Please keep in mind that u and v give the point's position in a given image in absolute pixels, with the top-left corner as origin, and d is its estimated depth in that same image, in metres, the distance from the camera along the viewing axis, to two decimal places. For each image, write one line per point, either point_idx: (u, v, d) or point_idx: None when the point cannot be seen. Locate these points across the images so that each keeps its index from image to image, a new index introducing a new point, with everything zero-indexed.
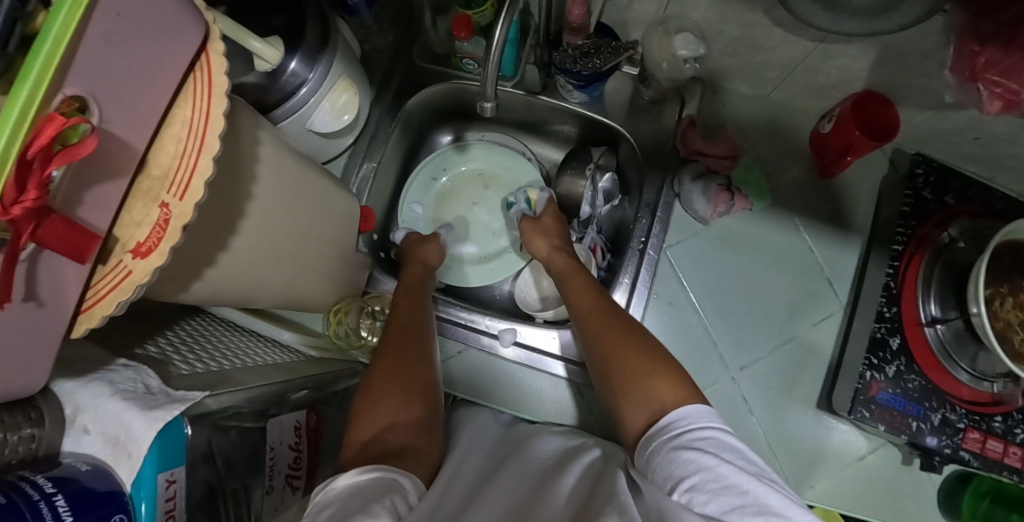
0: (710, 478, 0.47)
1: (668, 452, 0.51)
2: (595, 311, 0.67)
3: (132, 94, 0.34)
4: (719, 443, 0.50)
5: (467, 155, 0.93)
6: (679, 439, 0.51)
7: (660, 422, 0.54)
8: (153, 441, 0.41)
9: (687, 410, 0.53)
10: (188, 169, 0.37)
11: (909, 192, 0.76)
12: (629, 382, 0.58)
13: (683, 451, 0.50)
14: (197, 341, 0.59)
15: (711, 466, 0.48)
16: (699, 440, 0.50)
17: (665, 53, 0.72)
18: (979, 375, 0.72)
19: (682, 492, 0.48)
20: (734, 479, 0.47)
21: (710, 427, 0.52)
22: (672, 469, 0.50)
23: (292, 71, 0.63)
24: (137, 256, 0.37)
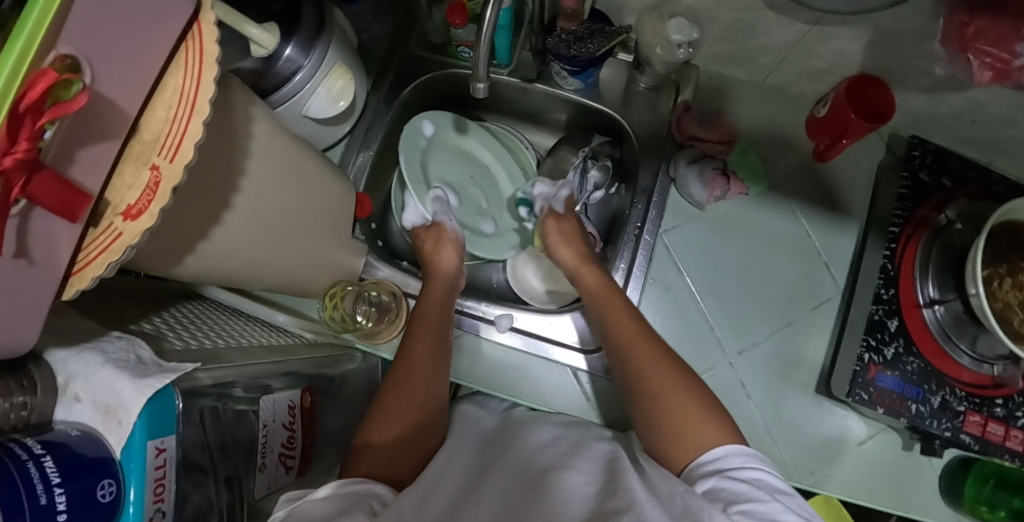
0: (761, 508, 0.48)
1: (719, 479, 0.51)
2: (632, 334, 0.66)
3: (124, 59, 0.35)
4: (771, 483, 0.51)
5: (484, 140, 0.89)
6: (732, 472, 0.52)
7: (707, 454, 0.54)
8: (142, 408, 0.41)
9: (739, 447, 0.54)
10: (178, 133, 0.38)
11: (905, 172, 0.77)
12: (664, 394, 0.59)
13: (736, 480, 0.50)
14: (192, 321, 0.59)
15: (764, 499, 0.48)
16: (753, 477, 0.51)
17: (659, 38, 0.73)
18: (980, 358, 0.72)
19: (736, 513, 0.47)
20: (783, 517, 0.48)
21: (759, 467, 0.52)
22: (724, 492, 0.49)
23: (287, 57, 0.64)
24: (128, 218, 0.37)
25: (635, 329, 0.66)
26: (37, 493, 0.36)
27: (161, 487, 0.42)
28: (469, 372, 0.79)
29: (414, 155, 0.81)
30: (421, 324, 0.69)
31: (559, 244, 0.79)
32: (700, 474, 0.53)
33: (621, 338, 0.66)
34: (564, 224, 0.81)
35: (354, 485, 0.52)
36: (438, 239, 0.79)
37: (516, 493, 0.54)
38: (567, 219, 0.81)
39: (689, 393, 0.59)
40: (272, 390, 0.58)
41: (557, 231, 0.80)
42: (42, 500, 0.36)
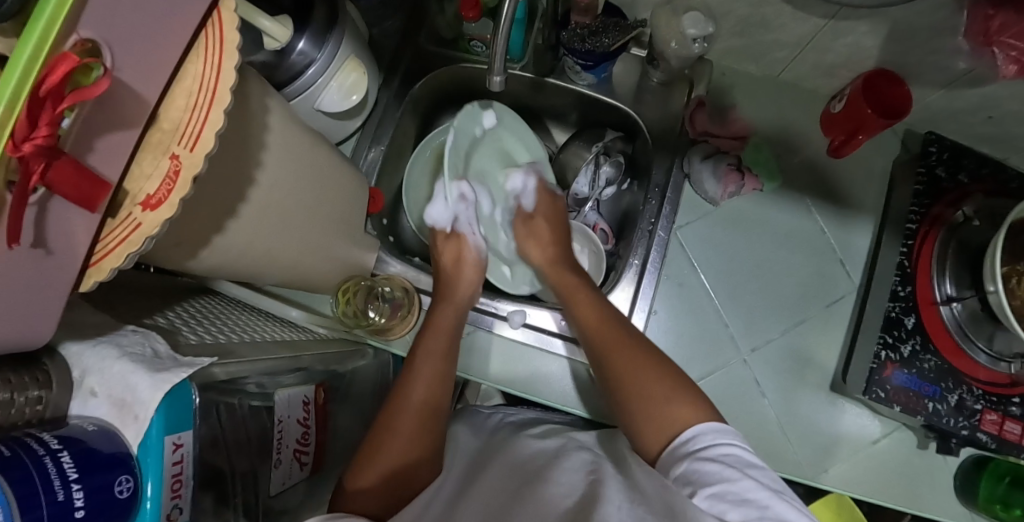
0: (732, 488, 0.46)
1: (692, 462, 0.50)
2: (606, 325, 0.66)
3: (144, 46, 0.35)
4: (743, 459, 0.49)
5: (521, 136, 0.84)
6: (705, 452, 0.50)
7: (682, 435, 0.53)
8: (160, 402, 0.40)
9: (710, 427, 0.52)
10: (199, 122, 0.37)
11: (922, 169, 0.75)
12: (630, 373, 0.60)
13: (707, 461, 0.48)
14: (205, 316, 0.59)
15: (735, 478, 0.46)
16: (724, 455, 0.49)
17: (674, 32, 0.72)
18: (997, 356, 0.71)
19: (704, 497, 0.46)
20: (755, 494, 0.45)
21: (732, 444, 0.50)
22: (694, 476, 0.48)
23: (300, 50, 0.63)
24: (147, 208, 0.36)
25: (599, 320, 0.68)
26: (54, 488, 0.35)
27: (178, 483, 0.41)
28: (479, 369, 0.79)
29: (463, 140, 0.74)
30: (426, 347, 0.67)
31: (531, 237, 0.80)
32: (676, 458, 0.52)
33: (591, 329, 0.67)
34: (538, 217, 0.81)
35: (343, 517, 0.49)
36: (458, 257, 0.76)
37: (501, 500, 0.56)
38: (537, 212, 0.81)
39: (656, 369, 0.59)
40: (283, 388, 0.56)
41: (527, 223, 0.81)
42: (59, 496, 0.35)
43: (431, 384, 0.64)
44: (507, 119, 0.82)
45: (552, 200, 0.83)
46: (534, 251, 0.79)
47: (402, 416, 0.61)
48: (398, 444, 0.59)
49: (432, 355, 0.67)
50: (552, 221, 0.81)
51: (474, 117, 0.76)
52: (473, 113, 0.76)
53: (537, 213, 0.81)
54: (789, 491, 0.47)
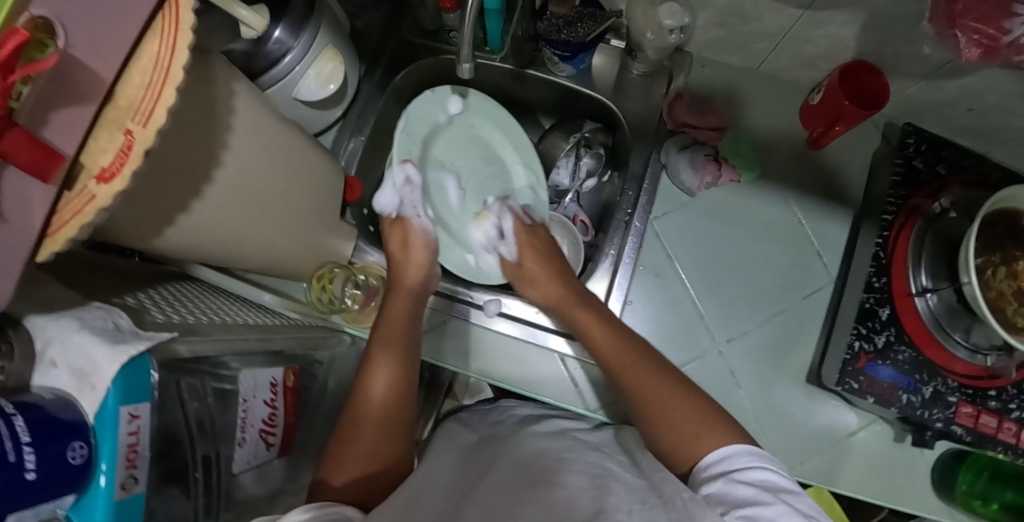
0: (765, 512, 0.46)
1: (725, 483, 0.50)
2: (622, 353, 0.65)
3: (103, 25, 0.36)
4: (778, 484, 0.49)
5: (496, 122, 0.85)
6: (739, 474, 0.50)
7: (711, 455, 0.53)
8: (118, 372, 0.41)
9: (744, 450, 0.53)
10: (152, 99, 0.38)
11: (900, 161, 0.75)
12: (654, 401, 0.59)
13: (741, 483, 0.49)
14: (177, 298, 0.60)
15: (769, 503, 0.47)
16: (760, 479, 0.49)
17: (650, 22, 0.72)
18: (973, 349, 0.71)
19: (735, 517, 0.46)
20: (789, 521, 0.46)
21: (766, 468, 0.51)
22: (727, 496, 0.48)
23: (276, 39, 0.65)
24: (101, 181, 0.37)
25: (613, 348, 0.66)
26: (4, 450, 0.36)
27: (133, 454, 0.42)
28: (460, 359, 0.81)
29: (421, 125, 0.78)
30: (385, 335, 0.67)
31: (525, 280, 0.79)
32: (704, 477, 0.52)
33: (611, 359, 0.65)
34: (527, 260, 0.79)
35: (326, 509, 0.50)
36: (406, 240, 0.75)
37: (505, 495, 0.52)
38: (525, 253, 0.79)
39: (684, 393, 0.59)
40: (252, 367, 0.58)
41: (518, 273, 0.79)
42: (11, 458, 0.36)
43: (393, 376, 0.64)
44: (482, 105, 0.84)
45: (532, 231, 0.81)
46: (534, 294, 0.78)
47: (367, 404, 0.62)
48: (365, 437, 0.59)
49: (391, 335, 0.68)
50: (544, 257, 0.78)
51: (434, 105, 0.80)
52: (436, 98, 0.80)
53: (524, 253, 0.79)
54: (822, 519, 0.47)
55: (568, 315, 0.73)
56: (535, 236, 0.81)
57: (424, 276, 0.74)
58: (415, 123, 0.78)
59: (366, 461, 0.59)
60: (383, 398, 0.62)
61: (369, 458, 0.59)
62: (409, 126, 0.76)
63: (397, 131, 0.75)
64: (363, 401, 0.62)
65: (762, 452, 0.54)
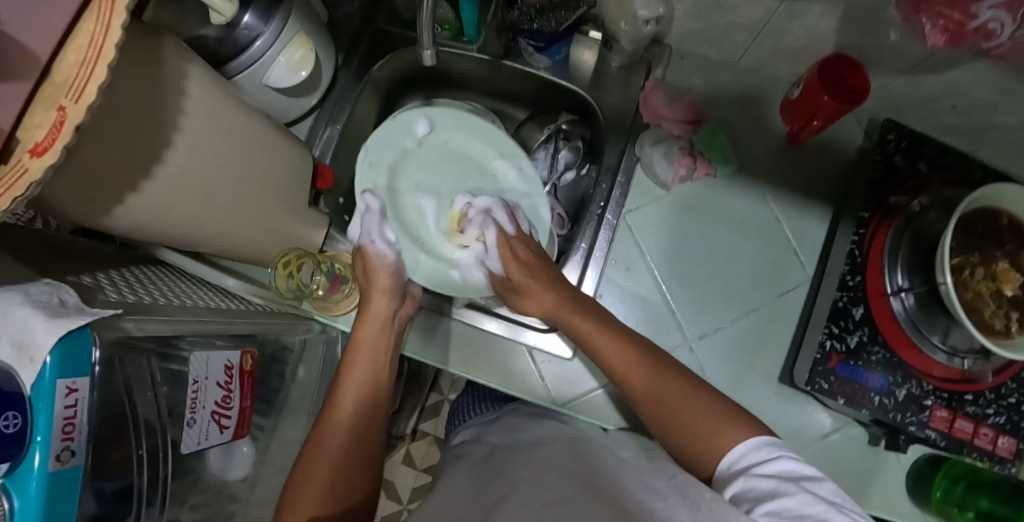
0: (789, 503, 0.48)
1: (747, 479, 0.52)
2: (621, 359, 0.64)
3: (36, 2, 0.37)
4: (800, 473, 0.51)
5: (480, 134, 0.84)
6: (760, 469, 0.53)
7: (733, 452, 0.56)
8: (54, 346, 0.42)
9: (760, 443, 0.55)
10: (85, 77, 0.38)
11: (878, 155, 0.73)
12: (667, 402, 0.60)
13: (763, 477, 0.51)
14: (138, 280, 0.60)
15: (792, 492, 0.49)
16: (780, 472, 0.52)
17: (625, 12, 0.71)
18: (952, 352, 0.68)
19: (761, 513, 0.48)
20: (812, 509, 0.47)
21: (783, 459, 0.53)
22: (752, 493, 0.50)
23: (246, 24, 0.65)
24: (34, 155, 0.38)
25: (620, 354, 0.65)
26: None
27: (70, 426, 0.43)
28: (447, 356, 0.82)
29: (386, 154, 0.82)
30: (354, 362, 0.71)
31: (518, 293, 0.75)
32: (728, 476, 0.55)
33: (617, 368, 0.64)
34: (516, 274, 0.74)
35: None
36: (366, 266, 0.76)
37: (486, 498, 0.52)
38: (511, 266, 0.75)
39: (693, 389, 0.61)
40: (207, 349, 0.59)
41: (507, 285, 0.76)
42: None
43: (360, 394, 0.70)
44: (450, 118, 0.84)
45: (513, 241, 0.76)
46: (533, 308, 0.74)
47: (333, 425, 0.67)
48: (325, 460, 0.64)
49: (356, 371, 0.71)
50: (534, 269, 0.74)
51: (400, 129, 0.82)
52: (399, 125, 0.81)
53: (511, 269, 0.74)
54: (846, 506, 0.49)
55: (564, 320, 0.71)
56: (519, 243, 0.76)
57: (392, 302, 0.74)
58: (380, 153, 0.82)
59: (328, 490, 0.63)
60: (349, 420, 0.67)
61: (334, 479, 0.64)
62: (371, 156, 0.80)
63: (357, 164, 0.80)
64: (327, 433, 0.66)
65: (781, 445, 0.56)
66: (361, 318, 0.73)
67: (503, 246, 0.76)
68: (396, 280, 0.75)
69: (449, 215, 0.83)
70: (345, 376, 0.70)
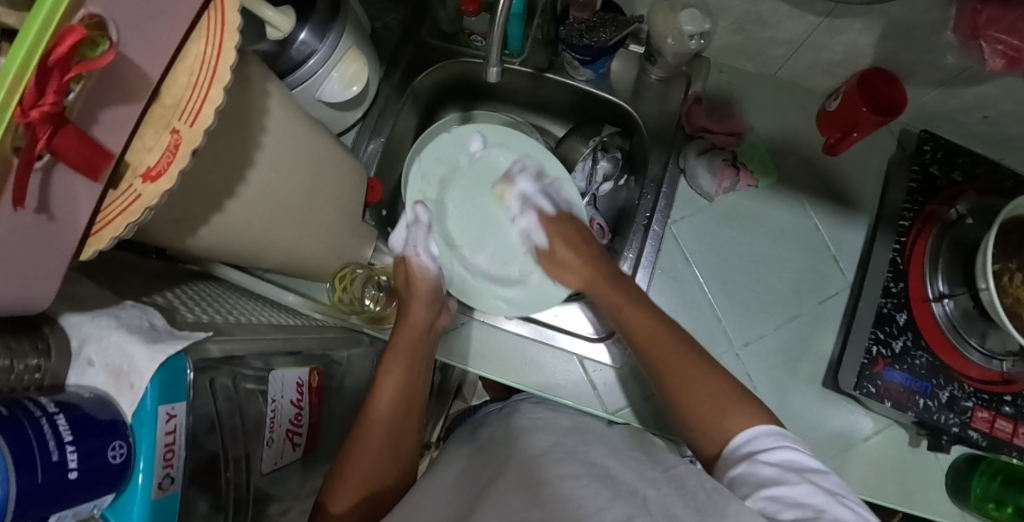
0: (789, 493, 0.47)
1: (749, 465, 0.51)
2: (652, 335, 0.65)
3: (158, 28, 0.36)
4: (804, 464, 0.50)
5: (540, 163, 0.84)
6: (759, 456, 0.51)
7: (740, 436, 0.54)
8: (155, 372, 0.41)
9: (760, 432, 0.53)
10: (199, 98, 0.37)
11: (916, 166, 0.76)
12: (683, 383, 0.60)
13: (768, 465, 0.49)
14: (203, 297, 0.60)
15: (794, 482, 0.47)
16: (780, 459, 0.50)
17: (670, 28, 0.72)
18: (989, 354, 0.71)
19: (760, 499, 0.47)
20: (812, 499, 0.46)
21: (785, 448, 0.51)
22: (751, 479, 0.49)
23: (302, 40, 0.64)
24: (147, 180, 0.37)
25: (648, 332, 0.65)
26: (49, 449, 0.36)
27: (170, 453, 0.42)
28: (478, 360, 0.81)
29: (440, 165, 0.85)
30: (388, 369, 0.68)
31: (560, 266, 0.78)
32: (734, 459, 0.53)
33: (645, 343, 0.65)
34: (559, 247, 0.78)
35: None
36: (408, 277, 0.75)
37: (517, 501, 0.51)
38: (556, 243, 0.78)
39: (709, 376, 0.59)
40: (279, 369, 0.58)
41: (551, 259, 0.78)
42: (54, 457, 0.36)
43: (396, 397, 0.67)
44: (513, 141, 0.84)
45: (563, 224, 0.79)
46: (571, 279, 0.77)
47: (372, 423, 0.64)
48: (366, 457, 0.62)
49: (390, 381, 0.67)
50: (571, 239, 0.78)
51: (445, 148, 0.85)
52: (453, 140, 0.85)
53: (555, 242, 0.78)
54: (847, 495, 0.47)
55: (598, 291, 0.73)
56: (564, 222, 0.79)
57: (430, 312, 0.73)
58: (432, 166, 0.85)
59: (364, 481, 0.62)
60: (387, 419, 0.65)
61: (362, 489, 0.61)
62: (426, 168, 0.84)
63: (410, 173, 0.83)
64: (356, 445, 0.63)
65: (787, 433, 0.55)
66: (399, 327, 0.72)
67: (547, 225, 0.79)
68: (434, 292, 0.75)
69: (497, 187, 0.83)
70: (381, 380, 0.67)
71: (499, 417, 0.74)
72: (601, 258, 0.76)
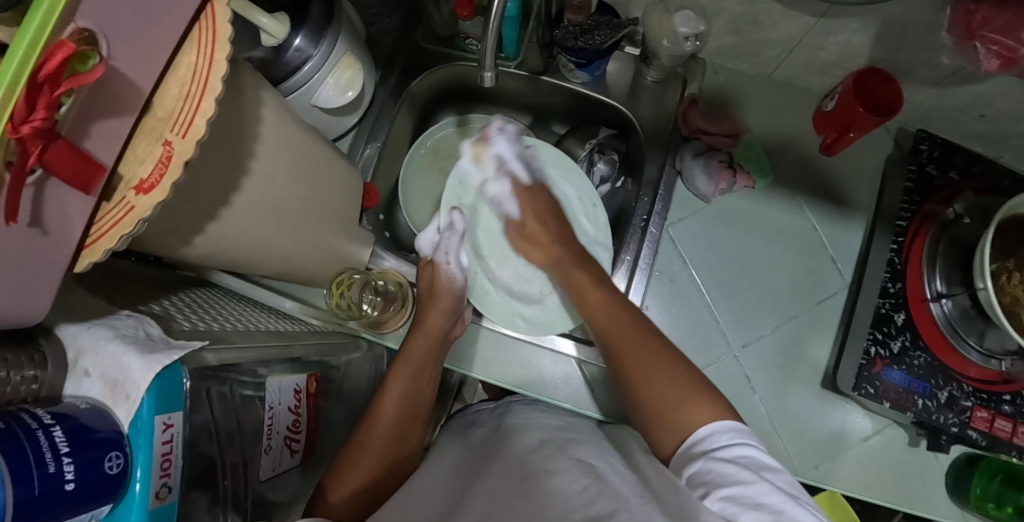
0: (747, 492, 0.45)
1: (704, 462, 0.49)
2: (615, 323, 0.63)
3: (150, 41, 0.36)
4: (760, 461, 0.48)
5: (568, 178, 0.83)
6: (715, 452, 0.49)
7: (695, 434, 0.52)
8: (151, 382, 0.41)
9: (717, 427, 0.51)
10: (191, 110, 0.37)
11: (913, 166, 0.76)
12: (643, 376, 0.57)
13: (722, 462, 0.47)
14: (201, 305, 0.60)
15: (751, 481, 0.45)
16: (736, 456, 0.48)
17: (665, 30, 0.72)
18: (988, 354, 0.71)
19: (717, 499, 0.45)
20: (770, 499, 0.45)
21: (742, 444, 0.49)
22: (707, 477, 0.47)
23: (296, 47, 0.64)
24: (140, 192, 0.37)
25: (610, 324, 0.63)
26: (45, 461, 0.36)
27: (167, 462, 0.42)
28: (470, 359, 0.81)
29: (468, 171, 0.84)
30: (399, 371, 0.67)
31: (528, 240, 0.77)
32: (689, 458, 0.51)
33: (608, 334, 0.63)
34: (529, 220, 0.76)
35: None
36: (433, 283, 0.75)
37: (508, 495, 0.52)
38: (526, 214, 0.77)
39: (670, 365, 0.57)
40: (278, 376, 0.58)
41: (521, 231, 0.77)
42: (50, 468, 0.36)
43: (404, 397, 0.66)
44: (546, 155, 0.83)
45: (535, 194, 0.77)
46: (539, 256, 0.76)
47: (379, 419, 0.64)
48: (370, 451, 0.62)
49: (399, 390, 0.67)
50: (544, 216, 0.76)
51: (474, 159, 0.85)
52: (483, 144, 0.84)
53: (526, 217, 0.76)
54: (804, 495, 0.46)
55: (564, 275, 0.72)
56: (536, 194, 0.77)
57: (448, 321, 0.72)
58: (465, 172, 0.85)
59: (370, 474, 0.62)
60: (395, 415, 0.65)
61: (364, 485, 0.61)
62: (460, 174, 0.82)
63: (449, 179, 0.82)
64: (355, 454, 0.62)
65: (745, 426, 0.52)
66: (414, 332, 0.71)
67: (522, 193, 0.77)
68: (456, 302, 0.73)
69: (473, 146, 0.79)
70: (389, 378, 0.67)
71: (491, 417, 0.75)
72: (568, 236, 0.75)
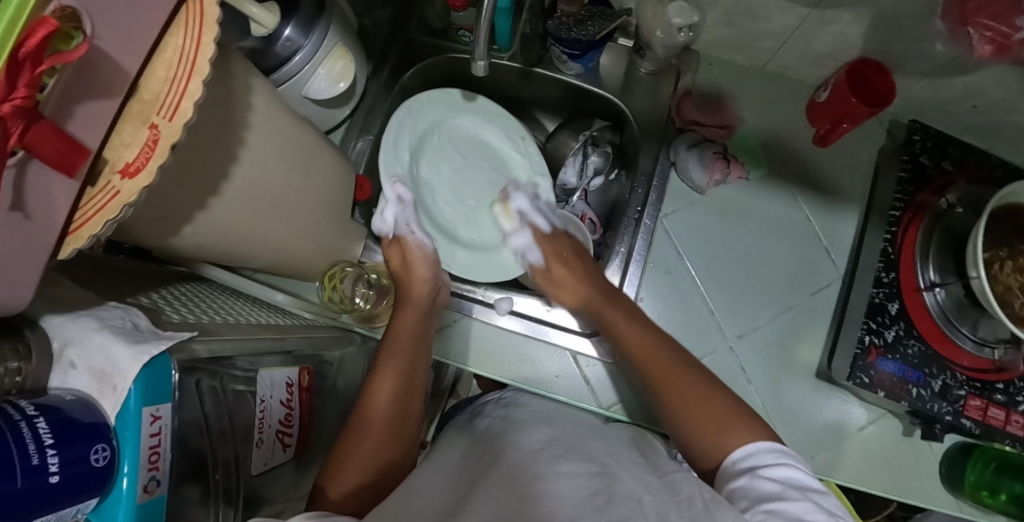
0: (789, 507, 0.47)
1: (750, 479, 0.51)
2: (652, 355, 0.63)
3: (137, 23, 0.35)
4: (805, 483, 0.50)
5: (492, 120, 0.87)
6: (760, 470, 0.51)
7: (737, 452, 0.54)
8: (138, 373, 0.40)
9: (760, 448, 0.53)
10: (178, 92, 0.36)
11: (906, 156, 0.76)
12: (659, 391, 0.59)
13: (768, 480, 0.49)
14: (191, 299, 0.59)
15: (794, 499, 0.48)
16: (779, 475, 0.50)
17: (659, 20, 0.71)
18: (981, 342, 0.72)
19: (759, 511, 0.47)
20: (812, 517, 0.47)
21: (787, 465, 0.51)
22: (752, 492, 0.49)
23: (287, 37, 0.63)
24: (126, 176, 0.36)
25: (649, 355, 0.64)
26: (29, 453, 0.35)
27: (155, 455, 0.41)
28: (460, 353, 0.80)
29: (408, 134, 0.83)
30: (393, 347, 0.67)
31: (557, 284, 0.78)
32: (733, 474, 0.53)
33: (647, 368, 0.63)
34: (555, 265, 0.78)
35: None
36: (404, 253, 0.76)
37: (507, 492, 0.50)
38: (552, 261, 0.78)
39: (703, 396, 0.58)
40: (271, 369, 0.57)
41: (549, 278, 0.78)
42: (34, 460, 0.35)
43: (396, 380, 0.65)
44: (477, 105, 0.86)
45: (557, 240, 0.80)
46: (567, 297, 0.76)
47: (373, 410, 0.62)
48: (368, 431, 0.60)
49: (398, 362, 0.66)
50: (569, 259, 0.78)
51: (423, 112, 0.83)
52: (421, 110, 0.83)
53: (550, 261, 0.78)
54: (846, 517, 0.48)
55: (599, 313, 0.72)
56: (559, 239, 0.80)
57: (431, 289, 0.74)
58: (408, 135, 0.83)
59: (371, 450, 0.59)
60: (390, 406, 0.63)
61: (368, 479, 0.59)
62: (394, 141, 0.81)
63: (383, 149, 0.79)
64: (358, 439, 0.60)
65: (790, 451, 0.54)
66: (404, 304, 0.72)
67: (543, 243, 0.80)
68: (434, 268, 0.75)
69: (498, 207, 0.86)
70: (383, 364, 0.66)
71: (497, 408, 0.72)
72: (597, 273, 0.75)
